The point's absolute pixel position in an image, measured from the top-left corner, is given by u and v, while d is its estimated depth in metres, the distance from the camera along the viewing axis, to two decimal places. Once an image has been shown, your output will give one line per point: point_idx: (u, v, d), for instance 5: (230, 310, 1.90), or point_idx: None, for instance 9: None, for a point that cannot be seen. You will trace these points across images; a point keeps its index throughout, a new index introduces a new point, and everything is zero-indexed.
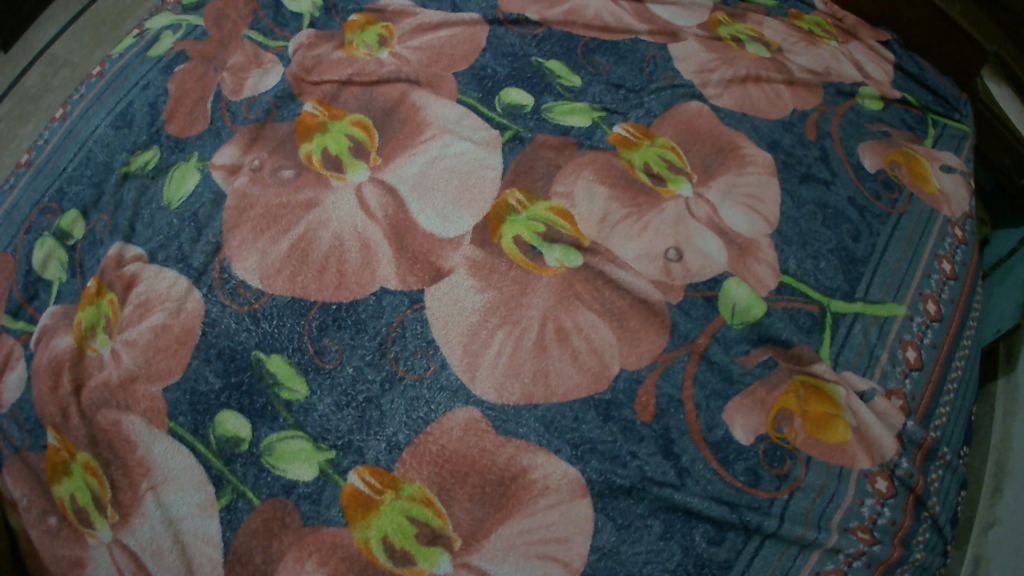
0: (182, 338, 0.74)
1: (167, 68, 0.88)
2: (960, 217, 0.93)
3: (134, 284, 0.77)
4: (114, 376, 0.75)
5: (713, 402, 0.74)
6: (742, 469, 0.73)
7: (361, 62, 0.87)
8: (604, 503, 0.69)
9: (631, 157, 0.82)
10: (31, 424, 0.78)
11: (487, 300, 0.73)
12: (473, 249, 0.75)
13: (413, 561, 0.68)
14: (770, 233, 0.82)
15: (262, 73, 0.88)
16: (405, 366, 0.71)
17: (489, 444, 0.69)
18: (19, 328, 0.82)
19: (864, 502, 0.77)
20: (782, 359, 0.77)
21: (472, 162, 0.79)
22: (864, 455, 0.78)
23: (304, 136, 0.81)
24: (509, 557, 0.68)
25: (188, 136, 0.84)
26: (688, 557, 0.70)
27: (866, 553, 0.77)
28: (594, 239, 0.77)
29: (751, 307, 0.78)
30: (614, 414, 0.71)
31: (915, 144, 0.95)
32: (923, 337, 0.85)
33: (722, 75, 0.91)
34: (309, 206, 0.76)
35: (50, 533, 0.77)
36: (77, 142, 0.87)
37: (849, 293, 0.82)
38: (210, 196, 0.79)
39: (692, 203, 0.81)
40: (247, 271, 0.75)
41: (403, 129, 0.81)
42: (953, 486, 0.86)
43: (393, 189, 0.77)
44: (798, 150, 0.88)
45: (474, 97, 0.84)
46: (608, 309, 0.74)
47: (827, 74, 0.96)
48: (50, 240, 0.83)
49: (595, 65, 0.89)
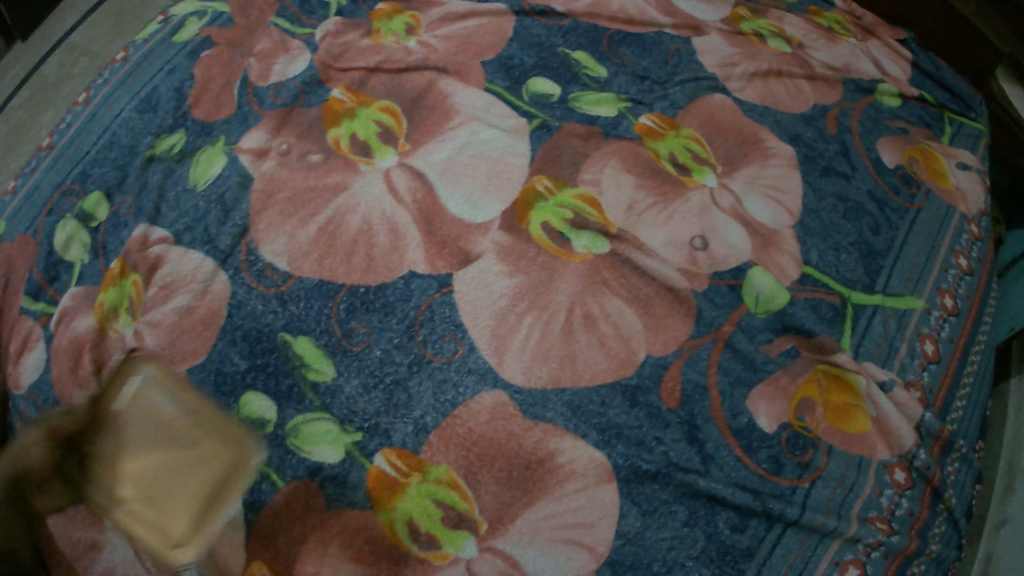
0: (207, 319, 0.74)
1: (194, 53, 0.89)
2: (976, 214, 0.94)
3: (159, 266, 0.77)
4: (137, 357, 0.75)
5: (737, 389, 0.74)
6: (765, 457, 0.73)
7: (388, 50, 0.88)
8: (629, 488, 0.70)
9: (657, 147, 0.83)
10: (50, 406, 0.77)
11: (515, 285, 0.73)
12: (501, 234, 0.75)
13: (437, 544, 0.68)
14: (792, 224, 0.83)
15: (289, 59, 0.88)
16: (434, 349, 0.71)
17: (516, 427, 0.70)
18: (39, 309, 0.81)
19: (883, 493, 0.77)
20: (803, 349, 0.78)
21: (499, 149, 0.80)
22: (883, 446, 0.78)
23: (332, 121, 0.81)
24: (534, 542, 0.68)
25: (215, 120, 0.84)
26: (711, 543, 0.70)
27: (885, 544, 0.77)
28: (620, 227, 0.78)
29: (773, 297, 0.78)
30: (640, 400, 0.72)
31: (932, 141, 0.97)
32: (941, 330, 0.86)
33: (745, 69, 0.92)
34: (338, 190, 0.77)
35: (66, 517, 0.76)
36: (101, 126, 0.87)
37: (870, 285, 0.83)
38: (237, 178, 0.79)
39: (716, 193, 0.82)
40: (274, 253, 0.75)
41: (431, 115, 0.81)
42: (969, 480, 0.86)
43: (421, 174, 0.78)
44: (819, 143, 0.89)
45: (501, 86, 0.85)
46: (635, 296, 0.75)
47: (847, 71, 0.97)
48: (72, 222, 0.83)
49: (620, 57, 0.90)
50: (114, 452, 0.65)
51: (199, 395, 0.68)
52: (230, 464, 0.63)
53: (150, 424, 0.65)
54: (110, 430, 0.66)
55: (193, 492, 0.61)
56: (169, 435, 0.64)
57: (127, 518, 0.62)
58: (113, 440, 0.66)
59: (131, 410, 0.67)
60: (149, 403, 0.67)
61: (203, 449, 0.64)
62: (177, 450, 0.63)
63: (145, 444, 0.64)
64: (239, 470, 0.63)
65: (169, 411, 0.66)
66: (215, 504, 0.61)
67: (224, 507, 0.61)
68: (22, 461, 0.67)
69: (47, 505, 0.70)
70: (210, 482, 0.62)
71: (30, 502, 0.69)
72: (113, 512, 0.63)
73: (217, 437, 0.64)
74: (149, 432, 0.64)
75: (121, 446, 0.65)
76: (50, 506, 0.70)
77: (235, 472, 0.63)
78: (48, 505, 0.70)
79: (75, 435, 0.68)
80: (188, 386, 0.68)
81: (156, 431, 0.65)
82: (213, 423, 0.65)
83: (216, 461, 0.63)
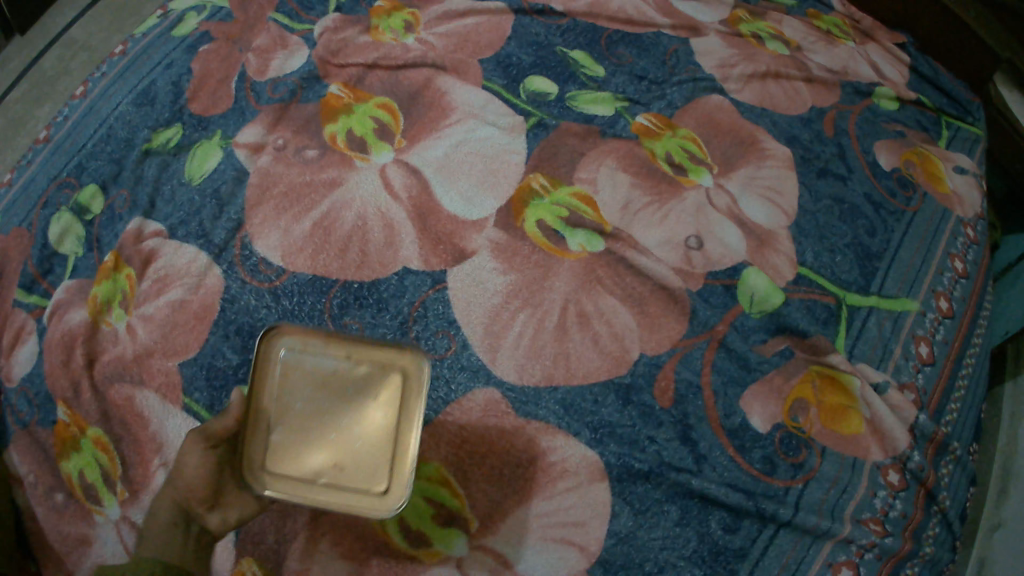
0: (200, 314, 0.74)
1: (192, 48, 0.89)
2: (972, 218, 0.94)
3: (153, 259, 0.77)
4: (129, 350, 0.74)
5: (731, 389, 0.74)
6: (758, 457, 0.73)
7: (387, 46, 0.88)
8: (622, 488, 0.69)
9: (653, 147, 0.83)
10: (42, 399, 0.76)
11: (510, 282, 0.73)
12: (496, 232, 0.76)
13: (429, 542, 0.68)
14: (788, 225, 0.83)
15: (287, 54, 0.88)
16: (427, 346, 0.71)
17: (509, 425, 0.69)
18: (32, 302, 0.81)
19: (877, 494, 0.77)
20: (798, 350, 0.78)
21: (495, 147, 0.80)
22: (876, 447, 0.78)
23: (328, 117, 0.82)
24: (525, 541, 0.68)
25: (212, 115, 0.84)
26: (703, 543, 0.70)
27: (878, 546, 0.76)
28: (616, 225, 0.78)
29: (768, 297, 0.78)
30: (633, 398, 0.72)
31: (929, 145, 0.97)
32: (936, 333, 0.86)
33: (742, 70, 0.92)
34: (333, 185, 0.77)
35: (56, 510, 0.75)
36: (98, 119, 0.87)
37: (864, 287, 0.83)
38: (233, 173, 0.80)
39: (712, 193, 0.82)
40: (269, 248, 0.75)
41: (428, 112, 0.82)
42: (962, 483, 0.86)
43: (417, 171, 0.78)
44: (816, 145, 0.89)
45: (499, 84, 0.85)
46: (629, 294, 0.75)
47: (845, 73, 0.97)
48: (67, 214, 0.83)
49: (618, 56, 0.91)
50: (287, 434, 0.66)
51: (344, 345, 0.68)
52: (410, 388, 0.66)
53: (314, 390, 0.67)
54: (279, 412, 0.66)
55: (383, 431, 0.66)
56: (332, 390, 0.67)
57: (338, 482, 0.65)
58: (280, 423, 0.66)
59: (279, 387, 0.66)
60: (289, 377, 0.67)
61: (375, 391, 0.67)
62: (341, 403, 0.67)
63: (310, 414, 0.66)
64: (416, 386, 0.66)
65: (322, 370, 0.67)
66: (402, 436, 0.65)
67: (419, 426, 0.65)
68: (187, 477, 0.67)
69: (221, 524, 0.67)
70: (395, 416, 0.66)
71: (201, 525, 0.67)
72: (319, 493, 0.65)
73: (376, 376, 0.67)
74: (315, 398, 0.66)
75: (283, 427, 0.66)
76: (227, 520, 0.67)
77: (413, 392, 0.66)
78: (222, 524, 0.67)
79: (225, 438, 0.67)
80: (323, 338, 0.68)
81: (316, 395, 0.67)
82: (368, 366, 0.67)
83: (393, 395, 0.66)
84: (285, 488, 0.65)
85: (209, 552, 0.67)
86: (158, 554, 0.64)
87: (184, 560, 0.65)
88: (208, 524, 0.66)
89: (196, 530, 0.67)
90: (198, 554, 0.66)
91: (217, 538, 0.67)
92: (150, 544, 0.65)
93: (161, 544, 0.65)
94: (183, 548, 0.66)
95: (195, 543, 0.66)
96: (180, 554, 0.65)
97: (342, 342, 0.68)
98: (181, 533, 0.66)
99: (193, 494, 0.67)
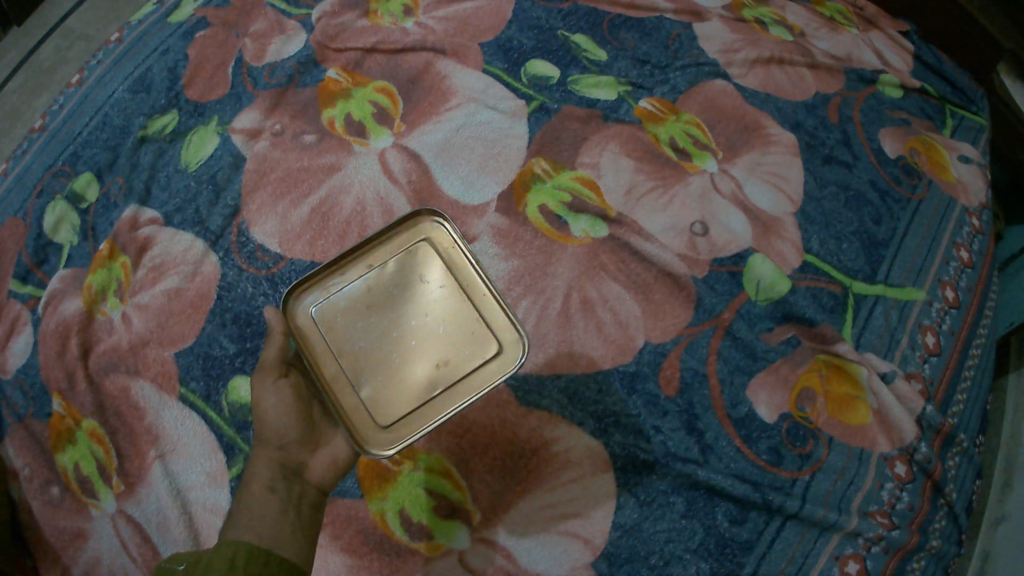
0: (197, 302, 0.73)
1: (188, 34, 0.88)
2: (977, 208, 0.93)
3: (148, 246, 0.76)
4: (124, 339, 0.73)
5: (737, 377, 0.73)
6: (765, 448, 0.71)
7: (386, 30, 0.87)
8: (626, 479, 0.68)
9: (657, 132, 0.83)
10: (36, 390, 0.74)
11: (511, 269, 0.74)
12: (498, 217, 0.76)
13: (431, 535, 0.65)
14: (793, 212, 0.82)
15: (284, 39, 0.87)
16: None
17: (510, 415, 0.68)
18: (26, 292, 0.78)
19: (884, 486, 0.74)
20: (804, 338, 0.76)
21: (497, 131, 0.80)
22: (883, 438, 0.75)
23: (327, 102, 0.82)
24: (528, 533, 0.65)
25: (209, 100, 0.83)
26: (710, 536, 0.67)
27: (885, 539, 0.72)
28: (620, 210, 0.77)
29: (775, 284, 0.77)
30: (638, 387, 0.70)
31: (934, 133, 0.96)
32: (942, 323, 0.83)
33: (746, 55, 0.91)
34: (332, 170, 0.77)
35: (51, 505, 0.71)
36: (93, 107, 0.86)
37: (870, 275, 0.82)
38: (230, 158, 0.79)
39: (717, 178, 0.81)
40: (265, 234, 0.75)
41: (428, 97, 0.82)
42: (969, 475, 0.82)
43: (417, 155, 0.78)
44: (821, 132, 0.88)
45: (499, 68, 0.85)
46: (633, 281, 0.75)
47: (849, 60, 0.96)
48: (61, 204, 0.81)
49: (621, 40, 0.90)
50: (373, 375, 0.66)
51: (361, 263, 0.69)
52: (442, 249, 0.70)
53: (364, 319, 0.68)
54: (348, 360, 0.66)
55: (450, 303, 0.68)
56: (377, 307, 0.68)
57: (452, 373, 0.66)
58: (362, 371, 0.66)
59: (335, 341, 0.67)
60: (338, 325, 0.67)
61: (415, 276, 0.69)
62: (392, 306, 0.68)
63: (378, 342, 0.67)
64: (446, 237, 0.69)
65: (356, 297, 0.68)
66: (473, 288, 0.69)
67: (473, 263, 0.69)
68: (273, 421, 0.62)
69: (324, 474, 0.62)
70: (451, 282, 0.69)
71: (303, 481, 0.61)
72: (445, 401, 0.65)
73: (406, 261, 0.69)
74: (369, 324, 0.67)
75: (367, 374, 0.66)
76: (332, 463, 0.63)
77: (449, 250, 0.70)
78: (326, 469, 0.62)
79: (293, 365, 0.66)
80: (338, 271, 0.69)
81: (370, 321, 0.67)
82: (394, 260, 0.69)
83: (434, 262, 0.69)
84: (413, 428, 0.64)
85: (313, 519, 0.60)
86: (257, 531, 0.55)
87: (288, 542, 0.56)
88: (308, 475, 0.61)
89: (300, 489, 0.60)
90: (302, 525, 0.58)
91: (321, 493, 0.62)
92: (246, 518, 0.56)
93: (266, 516, 0.57)
94: (286, 522, 0.57)
95: (300, 510, 0.59)
96: (282, 528, 0.56)
97: (356, 260, 0.69)
98: (283, 499, 0.59)
99: (287, 441, 0.62)
